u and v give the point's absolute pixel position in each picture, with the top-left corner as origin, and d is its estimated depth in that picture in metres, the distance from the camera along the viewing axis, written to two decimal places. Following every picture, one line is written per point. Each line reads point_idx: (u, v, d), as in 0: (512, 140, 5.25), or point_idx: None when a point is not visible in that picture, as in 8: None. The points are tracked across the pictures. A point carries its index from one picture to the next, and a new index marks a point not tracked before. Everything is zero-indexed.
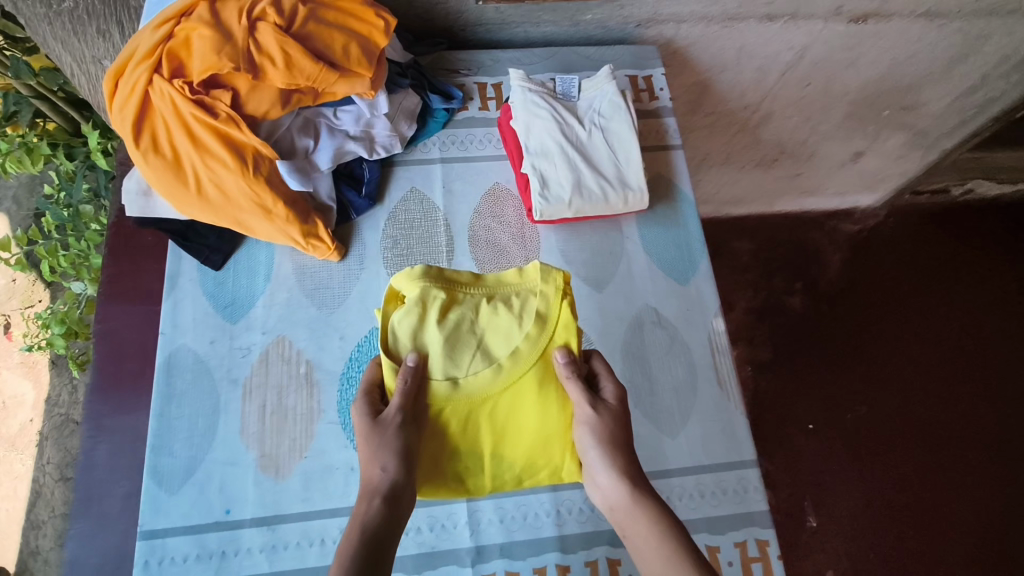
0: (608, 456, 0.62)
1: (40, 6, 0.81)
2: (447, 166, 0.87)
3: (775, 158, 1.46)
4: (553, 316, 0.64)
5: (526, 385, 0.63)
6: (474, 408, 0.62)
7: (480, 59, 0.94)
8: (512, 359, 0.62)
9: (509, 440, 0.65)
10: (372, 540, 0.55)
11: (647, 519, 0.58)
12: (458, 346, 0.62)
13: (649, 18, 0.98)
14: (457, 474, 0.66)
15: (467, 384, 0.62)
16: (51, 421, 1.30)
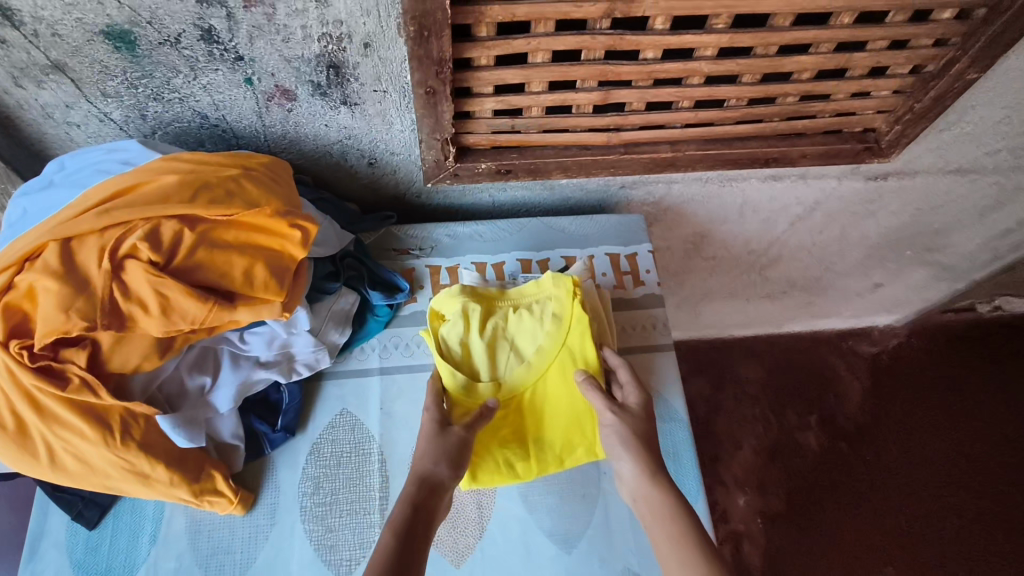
0: (631, 448, 0.59)
1: None
2: (386, 378, 0.72)
3: (785, 291, 1.29)
4: (570, 313, 0.67)
5: (561, 371, 0.66)
6: (515, 403, 0.66)
7: (434, 235, 0.81)
8: (541, 355, 0.66)
9: (549, 429, 0.66)
10: (407, 517, 0.52)
11: (666, 504, 0.54)
12: (492, 350, 0.66)
13: (635, 180, 0.83)
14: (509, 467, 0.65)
15: (506, 380, 0.66)
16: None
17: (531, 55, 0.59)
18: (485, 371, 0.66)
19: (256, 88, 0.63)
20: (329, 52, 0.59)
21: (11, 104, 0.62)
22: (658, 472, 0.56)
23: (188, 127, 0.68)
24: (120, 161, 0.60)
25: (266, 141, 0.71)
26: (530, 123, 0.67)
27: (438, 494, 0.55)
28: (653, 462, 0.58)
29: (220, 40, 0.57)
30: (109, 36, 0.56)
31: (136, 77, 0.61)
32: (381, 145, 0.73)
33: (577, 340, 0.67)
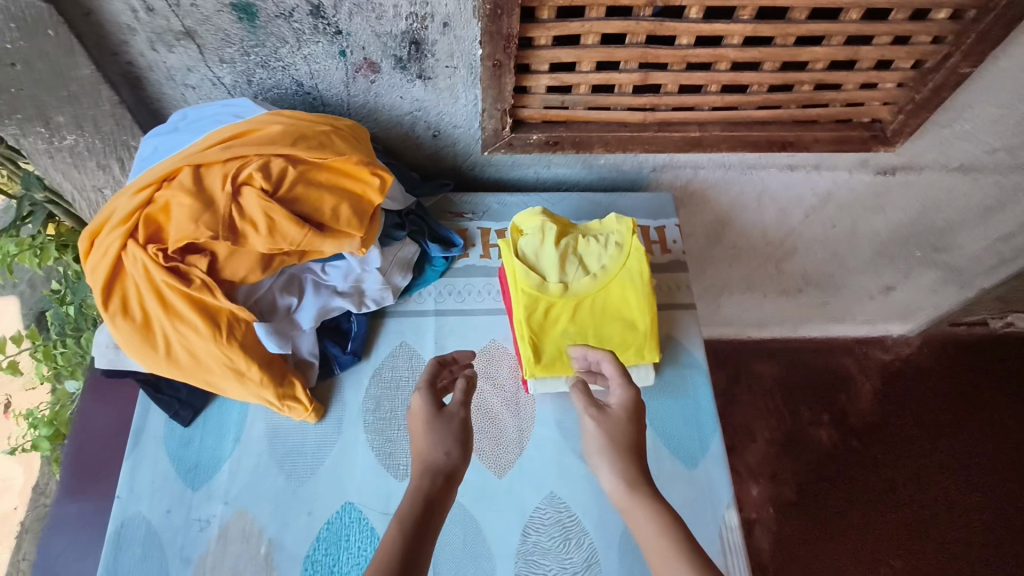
0: (612, 457, 0.53)
1: (40, 142, 0.81)
2: (441, 318, 0.82)
3: (801, 288, 1.36)
4: (630, 243, 0.75)
5: (623, 285, 0.73)
6: (579, 305, 0.72)
7: (485, 202, 0.91)
8: (604, 270, 0.74)
9: (606, 330, 0.72)
10: (416, 521, 0.49)
11: (651, 518, 0.49)
12: (564, 260, 0.73)
13: (665, 163, 0.94)
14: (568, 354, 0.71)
15: (571, 286, 0.73)
16: (34, 512, 1.49)
17: (584, 37, 0.70)
18: (556, 274, 0.73)
19: (348, 59, 0.75)
20: (414, 30, 0.71)
21: (143, 66, 0.74)
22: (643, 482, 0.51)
23: (285, 94, 0.80)
24: (234, 114, 0.71)
25: (349, 109, 0.82)
26: (578, 100, 0.78)
27: (447, 489, 0.53)
28: (638, 472, 0.52)
29: (326, 16, 0.69)
30: (236, 9, 0.68)
31: (250, 46, 0.72)
32: (445, 117, 0.84)
33: (637, 263, 0.74)
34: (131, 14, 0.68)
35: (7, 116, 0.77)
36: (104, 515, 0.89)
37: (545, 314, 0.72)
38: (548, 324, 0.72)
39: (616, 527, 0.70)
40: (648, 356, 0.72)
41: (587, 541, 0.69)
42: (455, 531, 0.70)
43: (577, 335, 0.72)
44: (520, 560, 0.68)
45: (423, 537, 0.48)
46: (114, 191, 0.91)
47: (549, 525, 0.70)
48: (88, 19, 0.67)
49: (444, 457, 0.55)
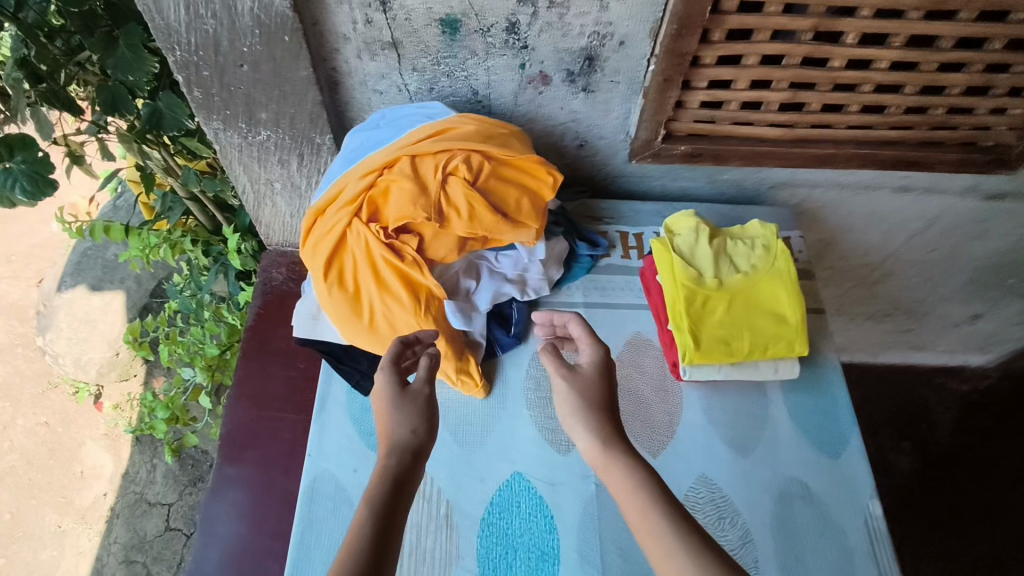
0: (584, 417, 0.58)
1: (237, 137, 0.91)
2: (589, 311, 0.89)
3: (890, 313, 1.40)
4: (775, 246, 0.82)
5: (771, 282, 0.80)
6: (733, 298, 0.79)
7: (622, 210, 0.98)
8: (753, 269, 0.81)
9: (758, 323, 0.78)
10: (386, 498, 0.50)
11: (625, 474, 0.54)
12: (716, 258, 0.81)
13: (786, 181, 1.01)
14: (724, 343, 0.77)
15: (724, 281, 0.79)
16: (124, 498, 1.57)
17: (745, 57, 0.78)
18: (711, 270, 0.80)
19: (525, 72, 0.83)
20: (592, 47, 0.79)
21: (344, 71, 0.84)
22: (615, 439, 0.57)
23: (459, 101, 0.89)
24: (428, 115, 0.80)
25: (511, 117, 0.91)
26: (726, 116, 0.85)
27: (416, 463, 0.54)
28: (609, 429, 0.58)
29: (518, 32, 0.78)
30: (443, 23, 0.77)
31: (444, 57, 0.82)
32: (596, 129, 0.92)
33: (784, 264, 0.81)
34: (351, 26, 0.78)
35: (218, 111, 0.87)
36: (261, 453, 0.98)
37: (702, 305, 0.78)
38: (705, 315, 0.78)
39: (766, 509, 0.76)
40: (797, 349, 0.78)
41: (740, 520, 0.75)
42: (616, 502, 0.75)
43: (732, 326, 0.77)
44: None
45: (396, 511, 0.49)
46: (283, 185, 1.00)
47: (704, 503, 0.76)
48: (314, 28, 0.78)
49: (412, 432, 0.56)
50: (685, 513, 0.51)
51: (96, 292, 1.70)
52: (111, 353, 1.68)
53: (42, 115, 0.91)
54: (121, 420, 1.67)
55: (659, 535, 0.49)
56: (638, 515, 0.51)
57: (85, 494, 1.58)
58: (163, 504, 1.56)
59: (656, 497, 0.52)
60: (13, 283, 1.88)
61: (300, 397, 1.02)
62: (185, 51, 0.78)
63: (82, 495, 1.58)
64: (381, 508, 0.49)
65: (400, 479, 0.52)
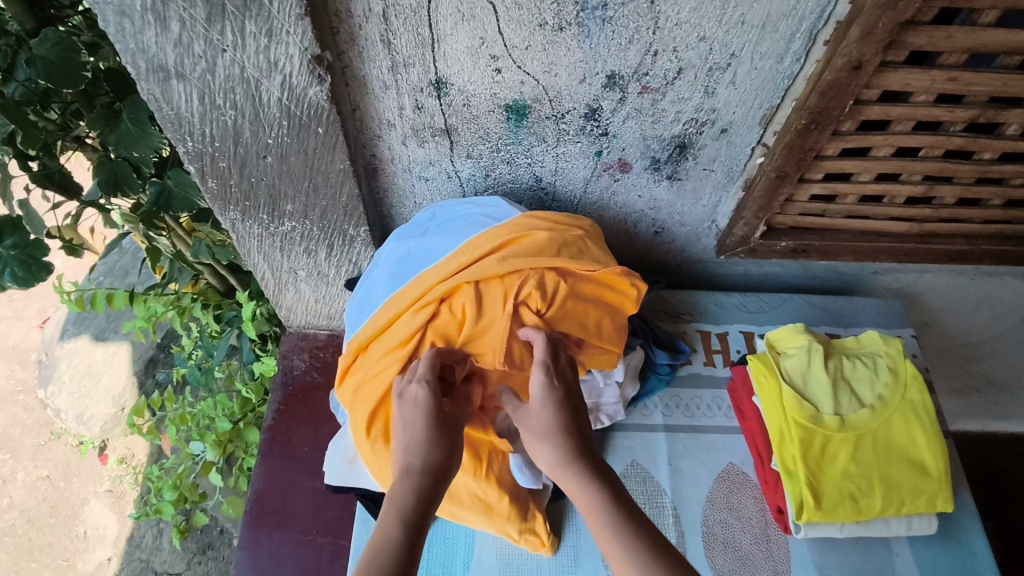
0: (549, 436, 0.56)
1: (257, 228, 0.78)
2: (671, 435, 0.75)
3: (975, 388, 1.25)
4: (904, 368, 0.68)
5: (904, 419, 0.66)
6: (860, 442, 0.64)
7: (701, 303, 0.85)
8: (881, 402, 0.66)
9: (892, 473, 0.64)
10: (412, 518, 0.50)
11: (584, 491, 0.54)
12: (835, 387, 0.66)
13: (891, 268, 0.87)
14: (851, 497, 0.63)
15: (848, 418, 0.65)
16: (128, 567, 1.43)
17: (876, 148, 0.64)
18: (830, 404, 0.65)
19: (601, 159, 0.70)
20: (687, 134, 0.66)
21: (386, 158, 0.71)
22: (578, 460, 0.55)
23: (519, 188, 0.75)
24: (487, 216, 0.67)
25: (577, 204, 0.77)
26: (841, 209, 0.71)
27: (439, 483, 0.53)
28: (573, 450, 0.56)
29: (599, 119, 0.64)
30: (508, 110, 0.64)
31: (505, 144, 0.69)
32: (676, 216, 0.78)
33: (917, 393, 0.67)
34: (398, 111, 0.64)
35: (236, 202, 0.74)
36: None
37: (822, 450, 0.64)
38: (825, 460, 0.64)
39: None
40: (941, 506, 0.63)
41: None
42: None
43: (861, 477, 0.63)
44: None
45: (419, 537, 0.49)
46: (307, 272, 0.88)
47: None
48: (354, 115, 0.65)
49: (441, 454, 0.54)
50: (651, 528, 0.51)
51: (101, 343, 1.58)
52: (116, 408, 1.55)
53: (30, 207, 0.78)
54: (127, 475, 1.54)
55: (622, 554, 0.49)
56: (601, 532, 0.51)
57: (87, 558, 1.44)
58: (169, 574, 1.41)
59: (619, 511, 0.52)
60: (14, 325, 1.76)
61: (327, 516, 0.89)
62: (199, 142, 0.65)
63: (83, 560, 1.44)
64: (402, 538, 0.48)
65: (420, 507, 0.50)
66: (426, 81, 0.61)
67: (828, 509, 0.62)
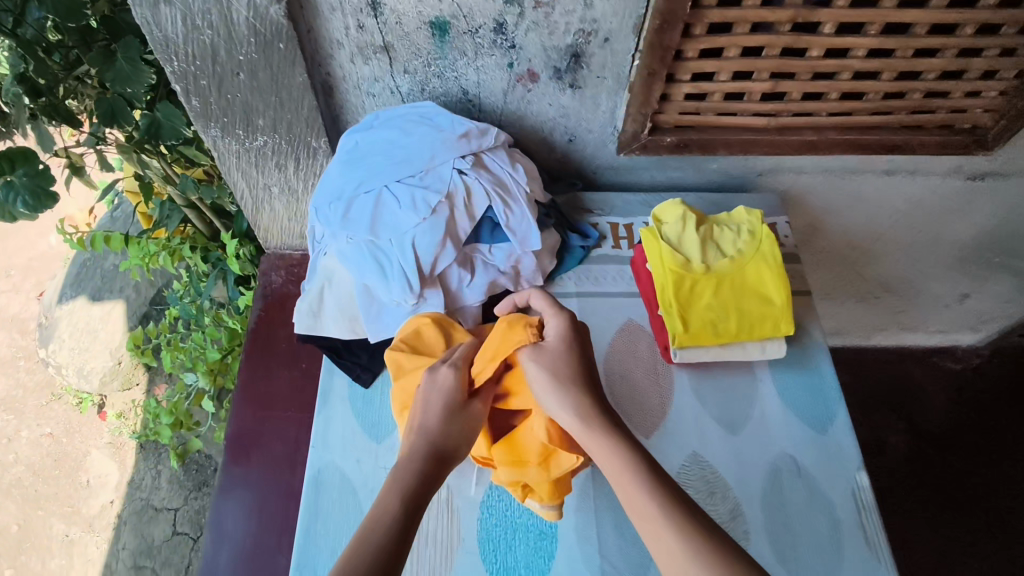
0: (566, 388, 0.67)
1: (234, 144, 0.93)
2: (582, 300, 0.92)
3: (878, 294, 1.43)
4: (761, 230, 0.85)
5: (758, 265, 0.83)
6: (721, 283, 0.82)
7: (612, 201, 1.01)
8: (740, 254, 0.83)
9: (745, 305, 0.81)
10: (417, 487, 0.59)
11: (613, 447, 0.62)
12: (704, 243, 0.83)
13: (771, 168, 1.03)
14: (712, 324, 0.81)
15: (712, 266, 0.83)
16: (131, 506, 1.58)
17: (727, 49, 0.80)
18: (699, 256, 0.83)
19: (513, 70, 0.86)
20: (578, 44, 0.82)
21: (338, 76, 0.86)
22: (594, 415, 0.65)
23: (450, 101, 0.91)
24: (420, 115, 0.82)
25: (500, 115, 0.93)
26: (711, 106, 0.87)
27: (442, 464, 0.63)
28: (590, 406, 0.66)
29: (506, 32, 0.80)
30: (433, 26, 0.80)
31: (434, 59, 0.84)
32: (583, 124, 0.94)
33: (769, 247, 0.84)
34: (344, 31, 0.80)
35: (215, 119, 0.89)
36: (265, 452, 1.01)
37: (691, 290, 0.82)
38: (695, 298, 0.81)
39: (755, 484, 0.79)
40: (783, 329, 0.81)
41: (731, 494, 0.78)
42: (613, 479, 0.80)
43: (719, 308, 0.81)
44: None
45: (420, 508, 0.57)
46: (280, 189, 1.03)
47: (696, 481, 0.78)
48: (309, 35, 0.80)
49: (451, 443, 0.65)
50: (664, 480, 0.59)
51: (97, 302, 1.71)
52: (112, 362, 1.69)
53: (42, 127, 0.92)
54: (125, 428, 1.68)
55: (640, 501, 0.57)
56: (623, 480, 0.59)
57: (92, 503, 1.58)
58: (168, 509, 1.57)
59: (640, 460, 0.60)
60: (13, 297, 1.89)
61: (304, 396, 1.05)
62: (182, 62, 0.80)
63: (88, 506, 1.58)
64: (401, 505, 0.57)
65: (423, 482, 0.60)
66: (364, 3, 0.77)
67: (694, 334, 0.80)
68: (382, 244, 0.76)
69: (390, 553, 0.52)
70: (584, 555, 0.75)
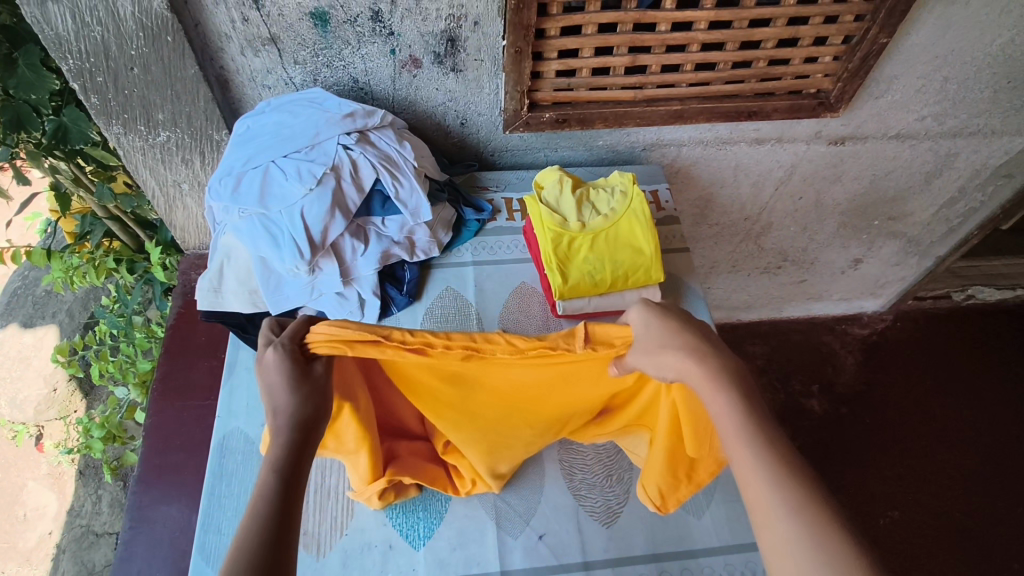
0: (672, 338, 0.63)
1: (138, 140, 0.97)
2: (478, 268, 0.98)
3: (780, 265, 1.54)
4: (632, 189, 0.93)
5: (630, 220, 0.90)
6: (597, 237, 0.89)
7: (506, 179, 1.09)
8: (613, 211, 0.91)
9: (621, 256, 0.88)
10: (289, 461, 0.54)
11: (722, 400, 0.57)
12: (580, 204, 0.91)
13: (654, 143, 1.12)
14: (591, 276, 0.88)
15: (588, 224, 0.90)
16: (70, 533, 1.49)
17: (585, 27, 0.88)
18: (576, 215, 0.90)
19: (396, 57, 0.93)
20: (451, 28, 0.89)
21: (232, 69, 0.92)
22: (707, 358, 0.61)
23: (343, 90, 0.97)
24: (308, 100, 0.88)
25: (393, 102, 1.00)
26: (581, 82, 0.96)
27: (311, 432, 0.57)
28: (699, 351, 0.62)
29: (383, 20, 0.87)
30: (313, 17, 0.86)
31: (321, 50, 0.91)
32: (471, 107, 1.02)
33: (639, 204, 0.91)
34: (230, 25, 0.86)
35: (116, 116, 0.93)
36: (183, 439, 1.03)
37: (570, 245, 0.88)
38: (574, 254, 0.88)
39: None
40: (654, 274, 0.89)
41: None
42: None
43: (596, 260, 0.88)
44: (562, 448, 0.84)
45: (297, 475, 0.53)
46: (191, 185, 1.07)
47: None
48: (197, 29, 0.86)
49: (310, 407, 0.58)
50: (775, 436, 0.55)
51: (28, 329, 1.70)
52: (48, 390, 1.62)
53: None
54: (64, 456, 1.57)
55: (745, 458, 0.53)
56: (732, 437, 0.55)
57: (29, 535, 1.49)
58: (110, 533, 1.49)
59: (751, 421, 0.55)
60: None
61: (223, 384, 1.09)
62: (77, 60, 0.85)
63: (25, 537, 1.49)
64: (278, 481, 0.52)
65: (292, 451, 0.54)
66: None
67: (575, 289, 0.88)
68: (273, 216, 0.82)
69: (271, 543, 0.48)
70: (480, 494, 0.80)
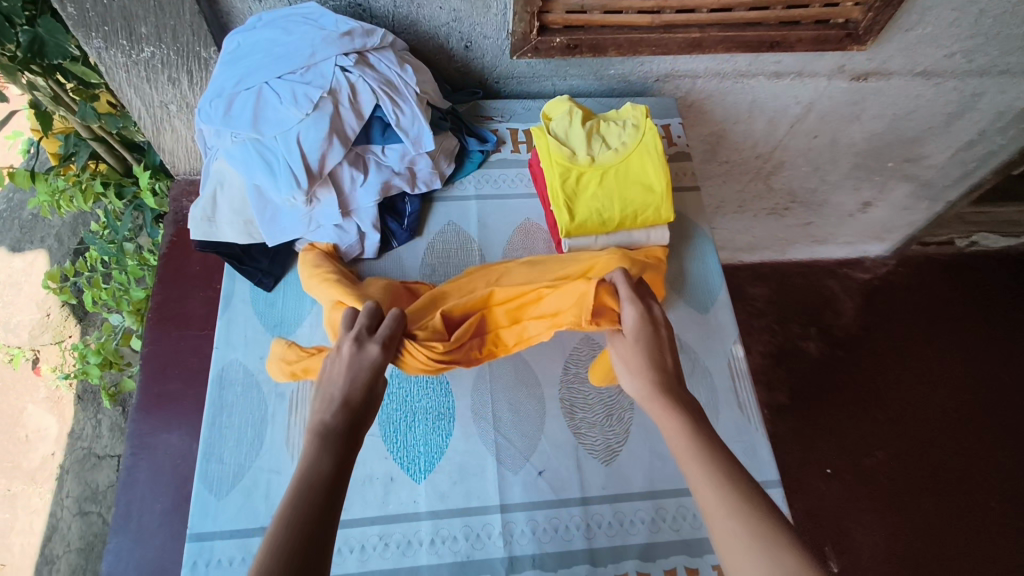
0: (638, 370, 0.68)
1: (121, 56, 0.91)
2: (481, 202, 0.95)
3: (787, 206, 1.51)
4: (645, 123, 0.88)
5: (642, 156, 0.86)
6: (607, 173, 0.85)
7: (512, 108, 1.04)
8: (625, 146, 0.87)
9: (631, 194, 0.85)
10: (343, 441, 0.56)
11: (673, 418, 0.62)
12: (590, 137, 0.87)
13: (667, 74, 1.06)
14: (599, 214, 0.84)
15: (597, 158, 0.86)
16: (72, 455, 1.51)
17: None
18: (584, 149, 0.86)
19: None
20: None
21: None
22: (659, 387, 0.65)
23: (340, 5, 0.90)
24: (302, 16, 0.82)
25: (393, 20, 0.93)
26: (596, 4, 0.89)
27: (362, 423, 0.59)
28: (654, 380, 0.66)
29: None
30: None
31: None
32: (477, 29, 0.95)
33: (652, 139, 0.87)
34: None
35: (96, 29, 0.87)
36: (181, 368, 1.02)
37: (578, 180, 0.85)
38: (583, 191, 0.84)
39: None
40: (664, 215, 0.85)
41: None
42: (506, 367, 0.85)
43: (605, 197, 0.84)
44: (564, 386, 0.84)
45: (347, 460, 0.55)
46: (179, 107, 1.02)
47: (586, 359, 0.86)
48: None
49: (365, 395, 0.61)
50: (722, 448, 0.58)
51: (18, 253, 1.67)
52: (42, 314, 1.62)
53: None
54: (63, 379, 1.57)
55: (700, 471, 0.56)
56: (682, 454, 0.59)
57: (32, 456, 1.51)
58: (112, 456, 1.51)
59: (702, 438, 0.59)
60: None
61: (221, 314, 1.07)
62: None
63: (28, 458, 1.51)
64: (332, 464, 0.53)
65: (346, 435, 0.56)
66: None
67: (582, 226, 0.84)
68: (266, 142, 0.77)
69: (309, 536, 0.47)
70: (481, 431, 0.80)
